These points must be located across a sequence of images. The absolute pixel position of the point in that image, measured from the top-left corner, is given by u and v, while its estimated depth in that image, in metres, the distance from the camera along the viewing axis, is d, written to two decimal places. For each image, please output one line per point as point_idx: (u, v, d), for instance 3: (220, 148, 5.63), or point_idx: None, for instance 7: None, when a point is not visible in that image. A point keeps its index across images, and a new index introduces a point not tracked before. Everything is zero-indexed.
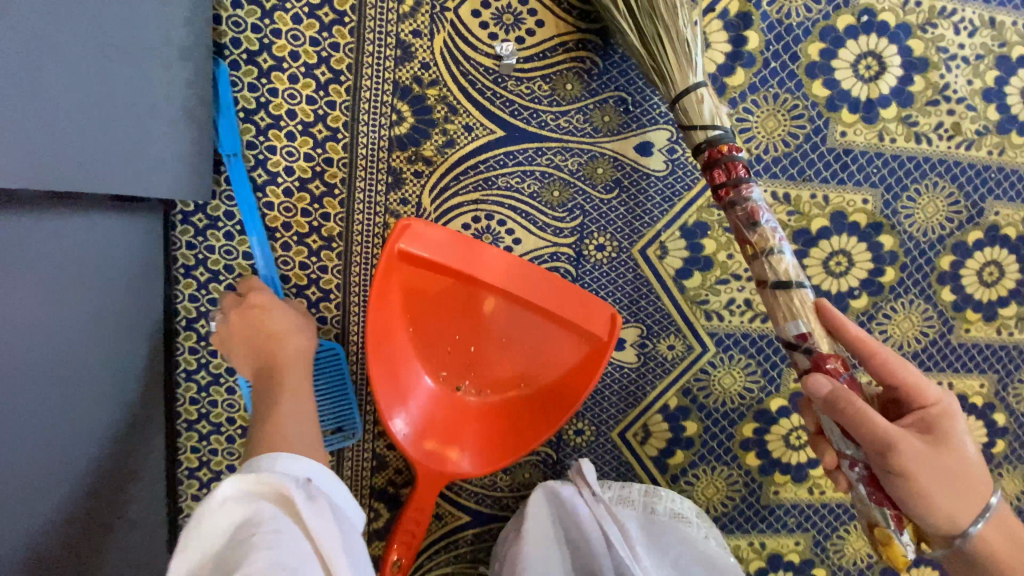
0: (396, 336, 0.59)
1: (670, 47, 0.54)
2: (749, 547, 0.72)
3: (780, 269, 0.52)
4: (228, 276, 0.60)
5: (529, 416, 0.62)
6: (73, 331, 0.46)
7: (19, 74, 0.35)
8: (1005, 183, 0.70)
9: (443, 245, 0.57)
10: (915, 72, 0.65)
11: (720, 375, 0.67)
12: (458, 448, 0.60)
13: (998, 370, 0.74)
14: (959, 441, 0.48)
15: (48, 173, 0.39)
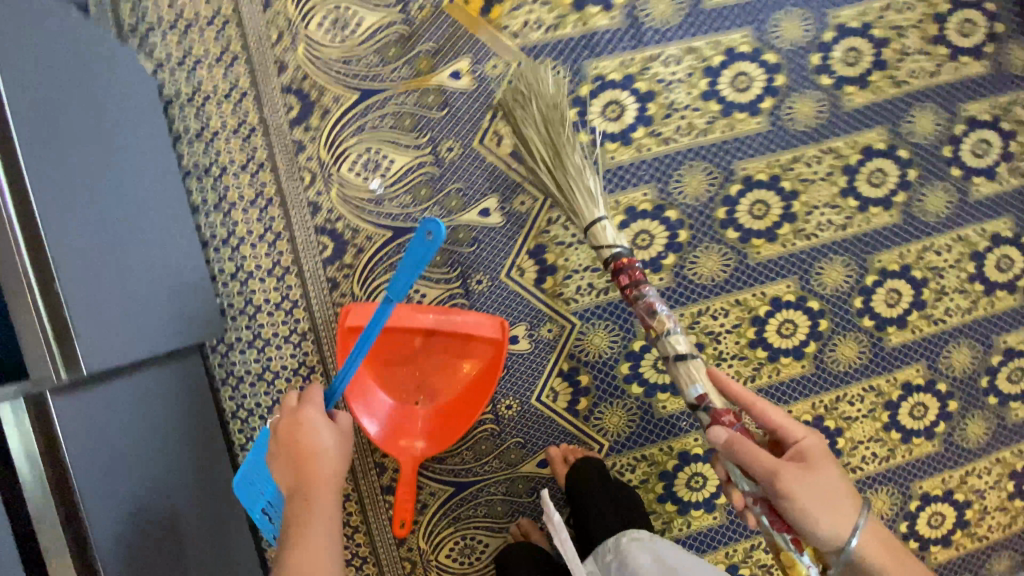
0: (363, 377, 0.90)
1: (578, 195, 0.86)
2: (662, 451, 1.00)
3: (673, 346, 0.83)
4: (249, 377, 0.91)
5: (464, 404, 0.91)
6: (167, 432, 0.78)
7: (112, 305, 0.70)
8: (742, 148, 0.99)
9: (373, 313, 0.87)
10: (648, 101, 0.97)
11: (590, 338, 0.99)
12: (421, 440, 0.90)
13: (796, 272, 1.02)
14: (819, 469, 0.74)
15: (138, 346, 0.73)
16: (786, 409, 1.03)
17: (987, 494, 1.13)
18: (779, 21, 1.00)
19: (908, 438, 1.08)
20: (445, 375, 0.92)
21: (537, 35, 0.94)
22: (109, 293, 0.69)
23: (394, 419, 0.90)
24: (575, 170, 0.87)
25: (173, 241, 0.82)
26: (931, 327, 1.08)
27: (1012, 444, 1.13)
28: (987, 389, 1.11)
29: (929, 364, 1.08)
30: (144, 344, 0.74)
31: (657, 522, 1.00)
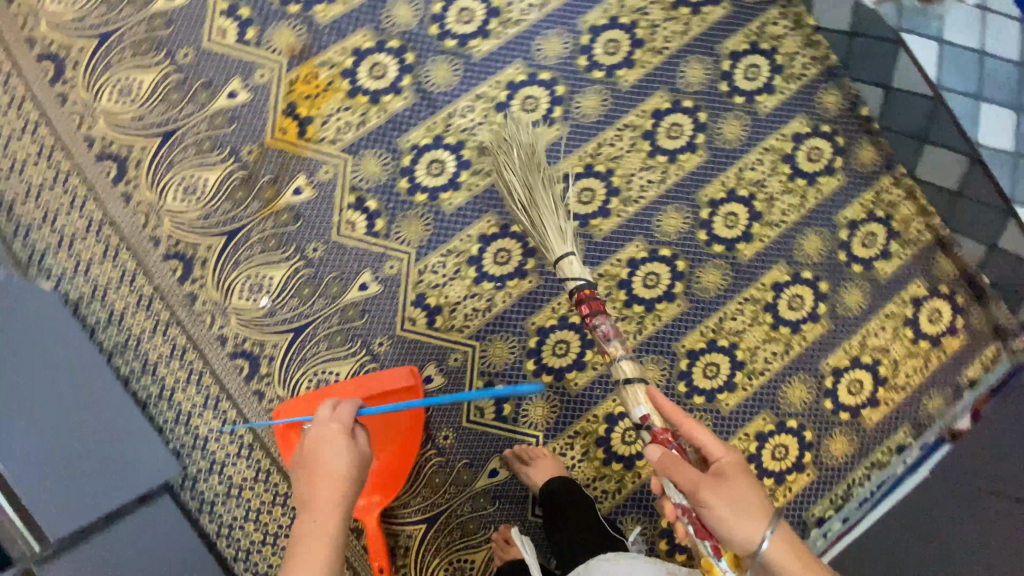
0: None
1: (551, 232, 1.00)
2: (589, 420, 1.16)
3: (621, 371, 0.96)
4: (220, 496, 1.06)
5: (403, 450, 1.08)
6: (150, 562, 0.94)
7: (54, 481, 0.90)
8: (550, 155, 1.19)
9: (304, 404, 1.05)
10: (462, 150, 1.16)
11: (493, 350, 1.14)
12: (375, 493, 1.05)
13: (638, 233, 1.20)
14: (732, 484, 0.84)
15: (92, 505, 0.93)
16: (678, 345, 1.19)
17: (891, 347, 1.24)
18: (542, 43, 1.20)
19: (797, 327, 1.21)
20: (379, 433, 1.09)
21: (351, 134, 1.13)
22: (52, 478, 0.91)
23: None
24: (547, 212, 1.01)
25: (103, 406, 1.00)
26: (777, 229, 1.22)
27: (892, 297, 1.25)
28: (848, 261, 1.24)
29: (789, 261, 1.22)
30: (95, 502, 0.93)
31: (610, 483, 1.15)
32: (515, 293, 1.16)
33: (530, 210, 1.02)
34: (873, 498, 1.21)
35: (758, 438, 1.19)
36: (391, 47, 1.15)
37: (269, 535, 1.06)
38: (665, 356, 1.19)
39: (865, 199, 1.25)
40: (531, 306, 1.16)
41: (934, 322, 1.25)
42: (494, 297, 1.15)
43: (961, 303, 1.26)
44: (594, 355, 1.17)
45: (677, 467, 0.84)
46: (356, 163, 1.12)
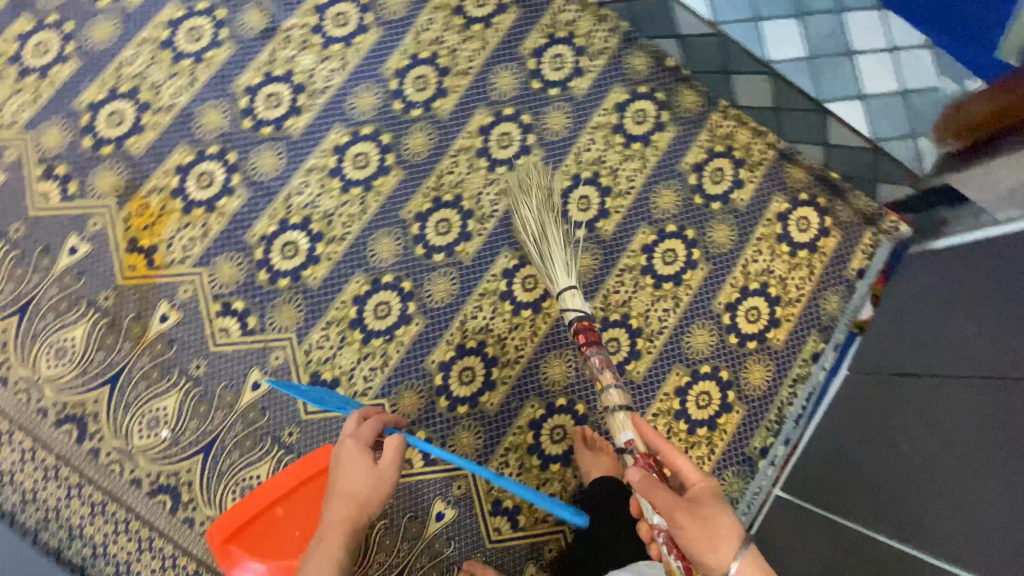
0: (263, 563, 1.03)
1: (559, 266, 1.09)
2: (515, 434, 1.18)
3: (610, 399, 1.04)
4: None
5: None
6: None
7: None
8: (397, 200, 1.22)
9: (235, 514, 1.04)
10: (309, 225, 1.19)
11: (401, 402, 1.16)
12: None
13: (505, 243, 1.23)
14: (705, 504, 0.82)
15: None
16: (574, 332, 1.22)
17: (774, 267, 1.28)
18: (353, 101, 1.24)
19: (678, 280, 1.27)
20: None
21: (198, 248, 1.17)
22: None
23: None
24: (553, 250, 1.11)
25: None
26: (628, 197, 1.28)
27: (758, 221, 1.29)
28: (706, 203, 1.29)
29: (649, 222, 1.28)
30: None
31: (555, 485, 1.17)
32: (406, 339, 1.18)
33: (541, 242, 1.11)
34: (807, 414, 1.24)
35: (679, 393, 1.23)
36: (211, 154, 1.20)
37: None
38: (568, 347, 1.21)
39: (701, 141, 1.29)
40: (424, 347, 1.18)
41: (805, 230, 1.29)
42: (387, 351, 1.17)
43: (826, 203, 1.29)
44: (500, 372, 1.19)
45: (652, 484, 0.85)
46: (212, 273, 1.16)
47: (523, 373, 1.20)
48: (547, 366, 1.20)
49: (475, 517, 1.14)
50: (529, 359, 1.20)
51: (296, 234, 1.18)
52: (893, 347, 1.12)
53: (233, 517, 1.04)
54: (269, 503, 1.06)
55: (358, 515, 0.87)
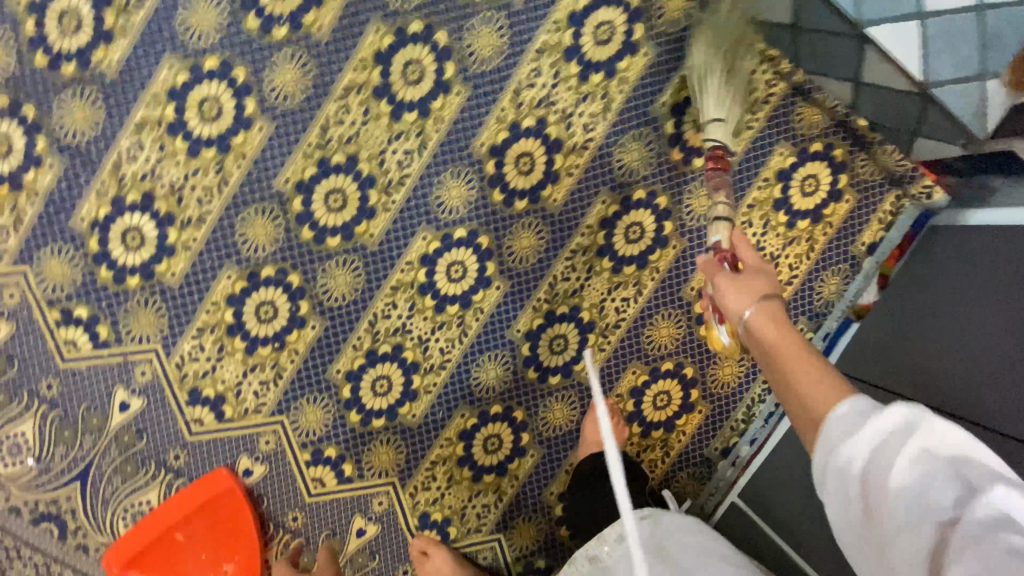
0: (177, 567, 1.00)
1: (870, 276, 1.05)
2: (443, 445, 1.03)
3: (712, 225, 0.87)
4: None
5: (246, 556, 1.00)
6: None
7: None
8: (268, 165, 0.90)
9: (129, 544, 0.98)
10: (152, 204, 0.90)
11: (304, 419, 0.98)
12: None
13: (421, 221, 0.95)
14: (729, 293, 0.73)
15: None
16: (513, 331, 1.01)
17: (766, 242, 1.02)
18: (187, 15, 0.87)
19: (644, 261, 1.00)
20: (227, 527, 0.99)
21: (13, 240, 0.89)
22: None
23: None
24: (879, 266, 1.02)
25: None
26: (586, 152, 0.95)
27: (753, 182, 1.00)
28: (687, 157, 0.97)
29: (612, 187, 0.97)
30: None
31: (488, 495, 1.05)
32: (301, 347, 0.96)
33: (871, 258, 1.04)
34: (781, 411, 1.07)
35: (634, 395, 1.05)
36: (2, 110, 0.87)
37: None
38: (505, 351, 1.01)
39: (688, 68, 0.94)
40: (325, 358, 0.97)
41: (810, 194, 1.01)
42: (278, 361, 0.96)
43: (841, 157, 1.00)
44: (422, 379, 1.00)
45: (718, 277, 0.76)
46: (38, 271, 0.90)
47: (451, 380, 1.01)
48: (483, 368, 1.01)
49: (400, 530, 1.04)
50: (456, 364, 1.01)
51: (139, 219, 0.90)
52: (908, 339, 0.91)
53: (129, 546, 0.98)
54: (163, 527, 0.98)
55: None
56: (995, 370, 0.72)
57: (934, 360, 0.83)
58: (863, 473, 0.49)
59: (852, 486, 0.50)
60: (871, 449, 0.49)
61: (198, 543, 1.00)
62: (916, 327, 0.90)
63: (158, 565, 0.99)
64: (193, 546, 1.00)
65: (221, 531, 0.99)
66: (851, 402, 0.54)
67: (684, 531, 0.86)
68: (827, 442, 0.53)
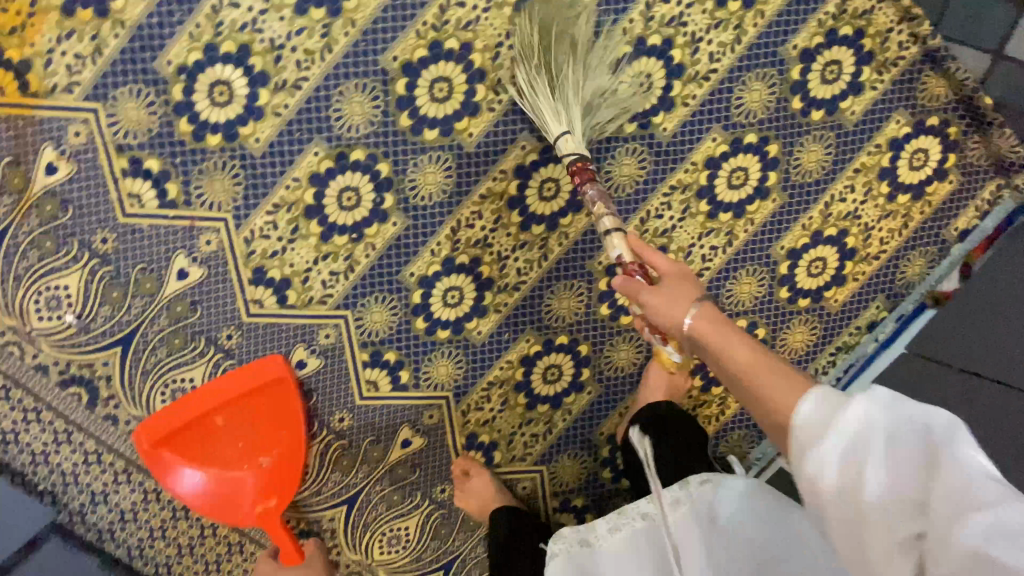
0: (207, 456, 0.93)
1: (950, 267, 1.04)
2: (503, 368, 0.99)
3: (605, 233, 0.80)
4: (110, 520, 0.98)
5: (290, 449, 0.94)
6: None
7: None
8: (378, 38, 0.84)
9: (166, 423, 0.92)
10: (247, 59, 0.82)
11: (369, 318, 0.94)
12: (271, 497, 0.93)
13: (524, 127, 0.89)
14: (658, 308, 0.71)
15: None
16: (595, 261, 0.96)
17: (862, 211, 1.00)
18: None
19: (741, 209, 0.97)
20: (275, 416, 0.94)
21: (88, 72, 0.81)
22: None
23: (251, 498, 0.93)
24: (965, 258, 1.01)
25: None
26: (706, 84, 0.91)
27: (864, 147, 0.98)
28: (804, 108, 0.95)
29: (725, 126, 0.93)
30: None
31: (539, 425, 1.03)
32: (379, 242, 0.91)
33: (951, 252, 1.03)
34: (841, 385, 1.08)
35: None
36: None
37: (184, 547, 1.01)
38: (583, 281, 0.97)
39: (824, 14, 0.91)
40: (401, 258, 0.92)
41: (915, 168, 0.99)
42: (352, 253, 0.91)
43: (953, 136, 0.98)
44: (494, 297, 0.96)
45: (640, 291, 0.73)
46: (111, 111, 0.82)
47: (523, 302, 0.97)
48: (558, 295, 0.97)
49: (445, 447, 1.01)
50: (531, 286, 0.96)
51: (230, 72, 0.82)
52: None
53: (165, 425, 0.92)
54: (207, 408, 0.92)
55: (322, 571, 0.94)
56: None
57: None
58: (828, 446, 0.50)
59: (808, 464, 0.51)
60: (843, 443, 0.49)
61: (239, 430, 0.93)
62: None
63: (188, 451, 0.93)
64: (234, 432, 0.94)
65: (267, 420, 0.93)
66: (814, 400, 0.53)
67: (755, 498, 0.81)
68: (797, 440, 0.52)
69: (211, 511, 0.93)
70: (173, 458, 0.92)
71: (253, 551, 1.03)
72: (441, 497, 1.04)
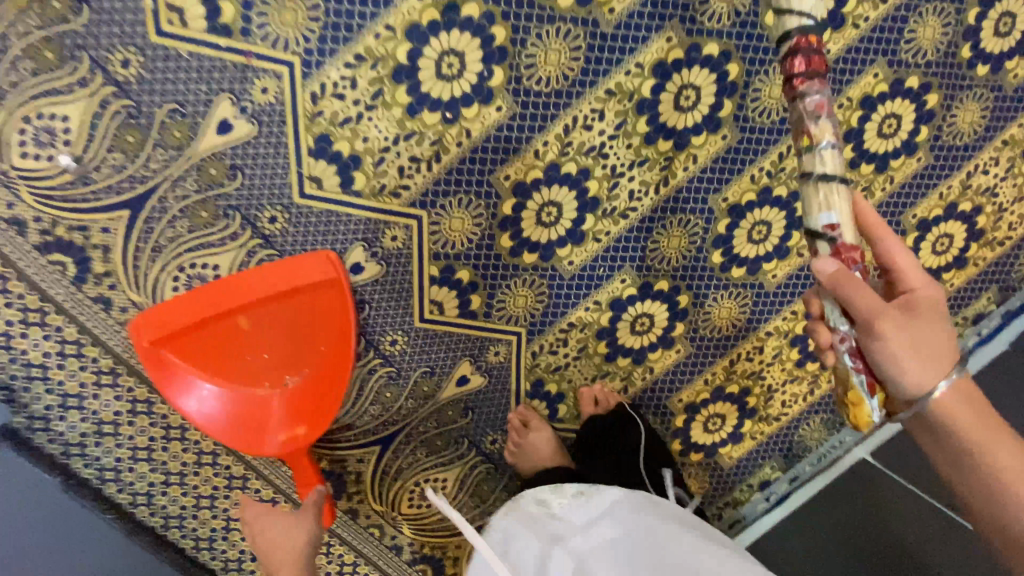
0: (222, 368, 0.74)
1: None
2: (589, 310, 0.84)
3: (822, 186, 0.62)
4: (80, 434, 0.78)
5: (333, 369, 0.77)
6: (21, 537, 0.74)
7: None
8: None
9: (173, 316, 0.71)
10: None
11: (448, 223, 0.76)
12: (301, 424, 0.76)
13: (676, 15, 0.72)
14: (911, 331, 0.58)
15: None
16: (719, 198, 0.81)
17: (1000, 190, 0.90)
18: None
19: (884, 164, 0.84)
20: (317, 327, 0.75)
21: None
22: None
23: (277, 422, 0.76)
24: None
25: None
26: (883, 6, 0.77)
27: (1020, 116, 0.87)
28: (972, 60, 0.83)
29: (890, 61, 0.80)
30: None
31: (614, 381, 0.89)
32: (476, 129, 0.72)
33: None
34: None
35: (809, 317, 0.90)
36: None
37: (172, 475, 0.82)
38: (699, 219, 0.81)
39: None
40: (498, 154, 0.74)
41: None
42: (442, 138, 0.72)
43: None
44: (596, 223, 0.79)
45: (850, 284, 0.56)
46: None
47: (627, 234, 0.80)
48: (668, 232, 0.81)
49: (505, 392, 0.86)
50: (641, 217, 0.80)
51: None
52: None
53: (172, 319, 0.71)
54: (230, 305, 0.72)
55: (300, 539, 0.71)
56: None
57: None
58: None
59: None
60: None
61: (269, 338, 0.74)
62: None
63: (196, 359, 0.73)
64: (261, 340, 0.74)
65: (306, 330, 0.75)
66: None
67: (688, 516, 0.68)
68: None
69: (221, 433, 0.74)
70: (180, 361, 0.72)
71: (256, 490, 0.85)
72: (490, 450, 0.89)
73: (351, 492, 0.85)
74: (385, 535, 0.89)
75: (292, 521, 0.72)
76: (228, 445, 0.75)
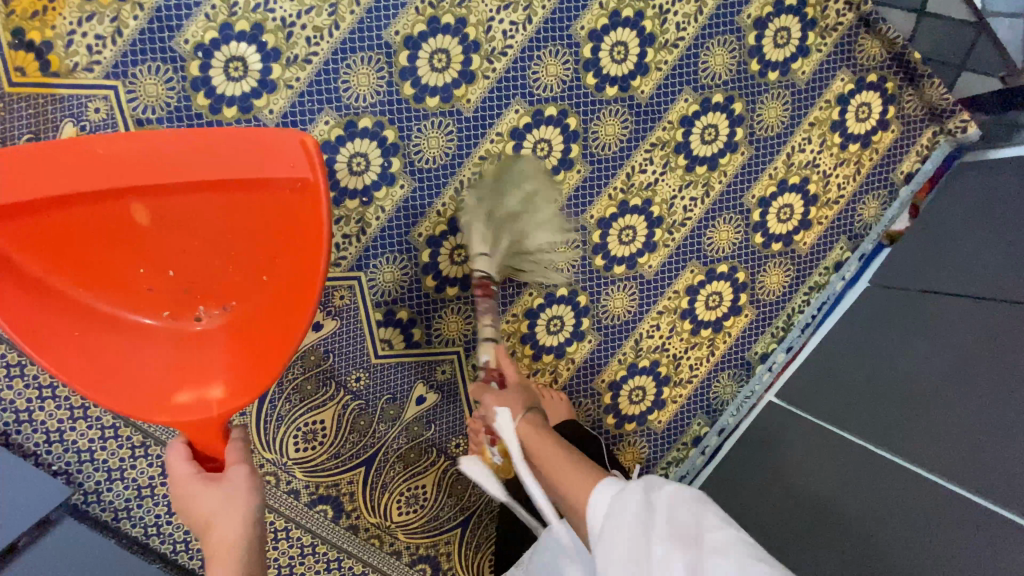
0: (104, 270, 0.69)
1: (890, 211, 1.18)
2: (509, 322, 1.05)
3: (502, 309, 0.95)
4: (125, 500, 0.98)
5: (255, 308, 0.74)
6: None
7: None
8: (379, 14, 0.90)
9: (48, 179, 0.63)
10: (261, 36, 0.88)
11: (382, 277, 0.98)
12: (214, 384, 0.71)
13: (517, 93, 0.97)
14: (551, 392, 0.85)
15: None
16: (588, 216, 1.03)
17: (819, 160, 1.12)
18: None
19: (714, 163, 1.07)
20: (254, 252, 0.72)
21: (107, 53, 0.85)
22: None
23: (166, 362, 0.72)
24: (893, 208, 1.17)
25: None
26: (675, 50, 1.02)
27: (816, 103, 1.10)
28: (762, 70, 1.06)
29: (695, 87, 1.04)
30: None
31: (545, 375, 1.09)
32: (388, 205, 0.96)
33: (893, 203, 1.17)
34: (815, 322, 1.21)
35: (689, 292, 1.11)
36: None
37: None
38: (577, 235, 1.04)
39: None
40: (408, 218, 0.97)
41: (864, 119, 1.13)
42: (364, 216, 0.95)
43: (893, 90, 1.12)
44: None
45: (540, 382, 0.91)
46: (131, 88, 0.87)
47: None
48: (556, 249, 1.03)
49: (457, 402, 1.06)
50: None
51: (241, 49, 0.88)
52: (948, 244, 1.02)
53: (33, 180, 0.63)
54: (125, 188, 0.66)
55: (224, 513, 0.64)
56: (959, 281, 0.94)
57: (941, 276, 0.99)
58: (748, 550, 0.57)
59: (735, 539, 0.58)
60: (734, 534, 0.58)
61: (178, 251, 0.71)
62: (954, 230, 1.01)
63: (67, 250, 0.67)
64: (168, 252, 0.71)
65: (237, 255, 0.72)
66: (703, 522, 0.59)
67: None
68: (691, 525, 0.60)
69: (80, 357, 0.68)
70: (28, 252, 0.64)
71: None
72: (456, 452, 1.08)
73: (347, 507, 1.03)
74: (383, 544, 1.06)
75: (223, 502, 0.65)
76: (75, 382, 0.67)
